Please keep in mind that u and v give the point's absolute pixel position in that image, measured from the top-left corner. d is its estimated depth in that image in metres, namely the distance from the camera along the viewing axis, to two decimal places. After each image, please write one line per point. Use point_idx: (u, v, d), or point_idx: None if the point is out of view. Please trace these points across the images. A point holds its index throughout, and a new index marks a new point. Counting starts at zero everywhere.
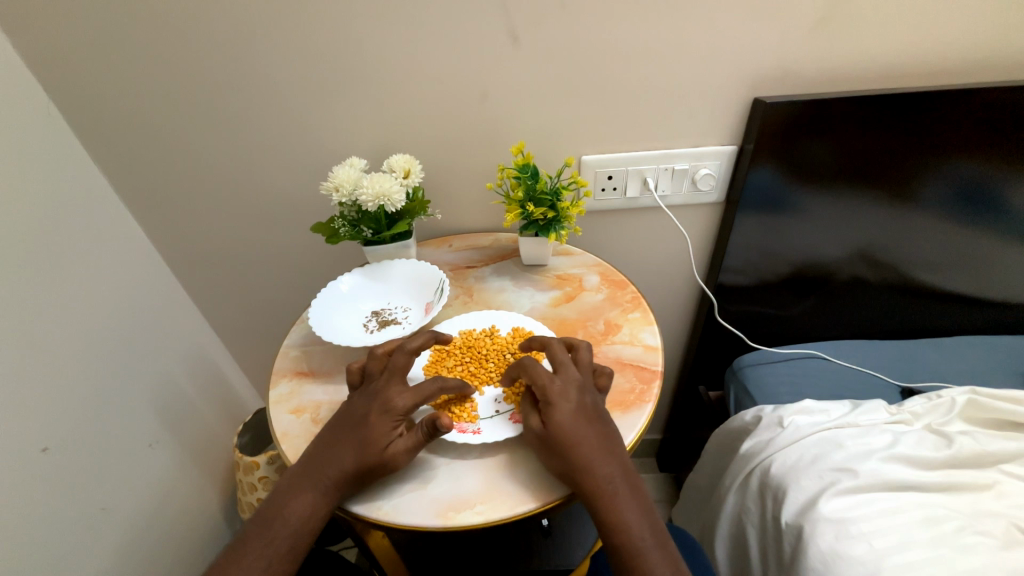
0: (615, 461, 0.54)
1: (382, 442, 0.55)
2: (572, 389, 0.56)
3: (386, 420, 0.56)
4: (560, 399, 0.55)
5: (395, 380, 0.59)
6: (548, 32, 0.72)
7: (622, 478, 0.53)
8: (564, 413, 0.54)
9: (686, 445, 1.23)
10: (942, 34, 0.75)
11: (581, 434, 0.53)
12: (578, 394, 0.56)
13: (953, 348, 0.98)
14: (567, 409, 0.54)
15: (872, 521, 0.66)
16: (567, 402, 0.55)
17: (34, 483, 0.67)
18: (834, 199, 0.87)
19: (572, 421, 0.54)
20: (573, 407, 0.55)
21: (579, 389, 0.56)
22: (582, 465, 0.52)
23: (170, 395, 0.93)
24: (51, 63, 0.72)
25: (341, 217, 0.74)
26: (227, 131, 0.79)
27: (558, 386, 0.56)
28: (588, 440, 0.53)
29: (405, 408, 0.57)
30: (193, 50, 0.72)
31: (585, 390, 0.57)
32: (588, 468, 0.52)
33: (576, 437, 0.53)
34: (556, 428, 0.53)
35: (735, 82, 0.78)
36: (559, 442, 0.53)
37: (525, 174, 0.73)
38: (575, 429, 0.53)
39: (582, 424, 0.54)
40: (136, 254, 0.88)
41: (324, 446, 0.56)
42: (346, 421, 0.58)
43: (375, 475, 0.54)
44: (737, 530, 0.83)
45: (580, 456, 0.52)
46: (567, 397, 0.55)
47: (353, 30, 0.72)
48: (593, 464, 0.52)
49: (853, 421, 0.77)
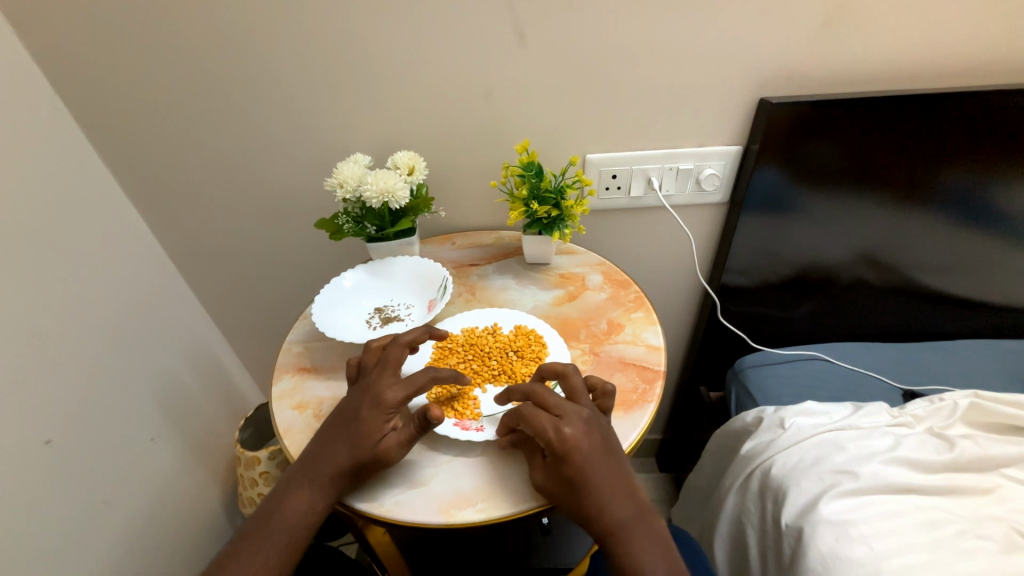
0: (631, 503, 0.53)
1: (378, 434, 0.55)
2: (581, 430, 0.53)
3: (379, 414, 0.56)
4: (573, 445, 0.52)
5: (387, 374, 0.59)
6: (552, 31, 0.72)
7: (637, 517, 0.53)
8: (580, 458, 0.52)
9: (686, 445, 1.23)
10: (948, 37, 0.75)
11: (598, 477, 0.52)
12: (587, 434, 0.53)
13: (956, 351, 0.98)
14: (581, 454, 0.52)
15: (872, 524, 0.66)
16: (580, 445, 0.52)
17: (33, 476, 0.67)
18: (837, 201, 0.87)
19: (589, 466, 0.52)
20: (586, 450, 0.53)
21: (587, 428, 0.54)
22: (597, 509, 0.52)
23: (173, 390, 0.93)
24: (56, 57, 0.72)
25: (345, 214, 0.74)
26: (231, 126, 0.79)
27: (568, 432, 0.53)
28: (603, 483, 0.52)
29: (398, 400, 0.57)
30: (197, 44, 0.72)
31: (592, 426, 0.55)
32: (603, 511, 0.52)
33: (595, 481, 0.52)
34: (571, 479, 0.52)
35: (741, 84, 0.78)
36: (577, 490, 0.51)
37: (529, 173, 0.73)
38: (593, 472, 0.52)
39: (598, 466, 0.52)
40: (139, 249, 0.89)
41: (318, 443, 0.57)
42: (341, 417, 0.58)
43: (372, 468, 0.55)
44: (737, 531, 0.83)
45: (596, 499, 0.52)
46: (579, 441, 0.53)
47: (358, 27, 0.71)
48: (608, 507, 0.52)
49: (855, 423, 0.77)
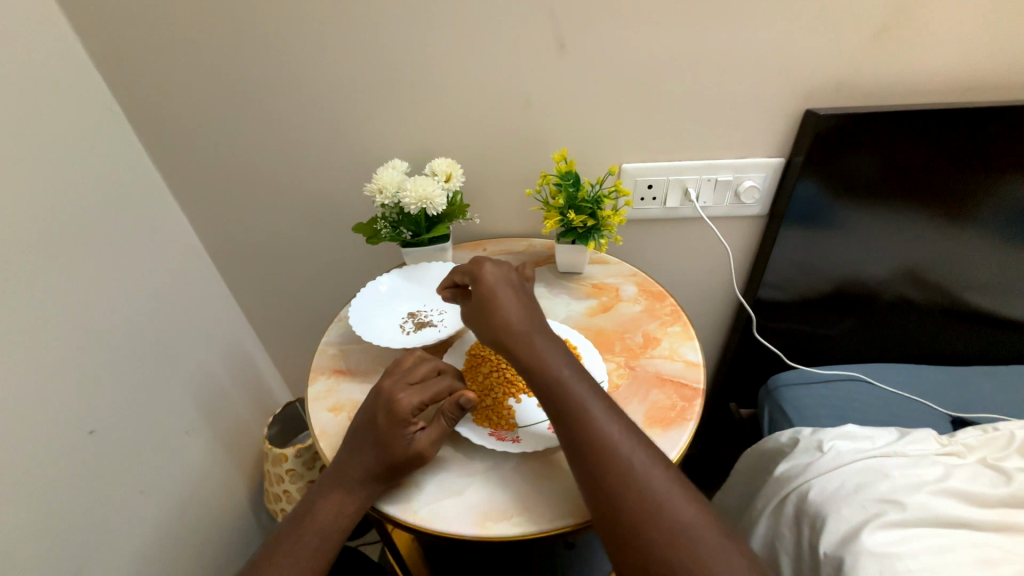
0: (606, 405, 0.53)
1: (399, 440, 0.55)
2: (500, 274, 0.61)
3: (396, 422, 0.56)
4: (488, 279, 0.60)
5: (402, 381, 0.59)
6: (593, 41, 0.72)
7: (574, 371, 0.55)
8: (494, 291, 0.59)
9: (714, 463, 1.20)
10: (1010, 48, 0.71)
11: (510, 311, 0.58)
12: (505, 278, 0.61)
13: (1011, 378, 0.93)
14: (495, 286, 0.59)
15: (921, 559, 0.62)
16: (494, 281, 0.60)
17: (77, 463, 0.69)
18: (885, 215, 0.84)
19: (502, 299, 0.58)
20: (501, 287, 0.60)
21: (505, 275, 0.61)
22: (515, 341, 0.56)
23: (208, 384, 0.96)
24: (117, 65, 0.76)
25: (382, 219, 0.75)
26: (274, 131, 0.82)
27: (486, 271, 0.61)
28: (519, 321, 0.57)
29: (412, 405, 0.57)
30: (246, 52, 0.75)
31: (510, 276, 0.62)
32: (527, 350, 0.55)
33: (508, 312, 0.57)
34: (486, 307, 0.58)
35: (786, 95, 0.76)
36: (491, 316, 0.58)
37: (566, 182, 0.73)
38: (505, 305, 0.58)
39: (513, 302, 0.58)
40: (182, 247, 0.92)
41: (344, 452, 0.57)
42: (360, 424, 0.58)
43: (400, 472, 0.55)
44: (769, 559, 0.78)
45: (516, 340, 0.56)
46: (493, 279, 0.60)
47: (400, 36, 0.73)
48: (532, 344, 0.55)
49: (900, 450, 0.74)
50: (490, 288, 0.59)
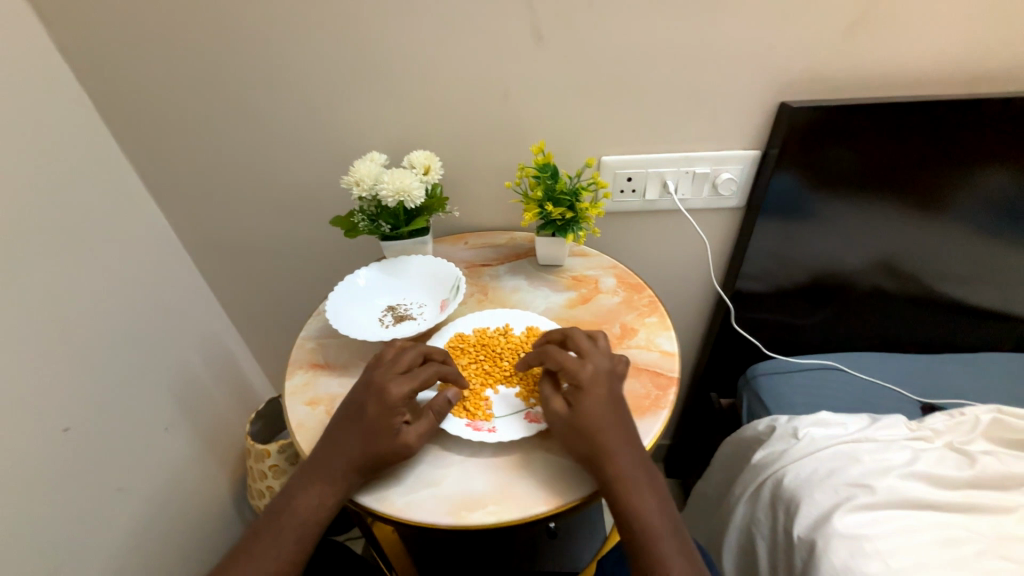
0: (633, 445, 0.54)
1: (388, 431, 0.55)
2: (600, 375, 0.56)
3: (385, 412, 0.56)
4: (590, 384, 0.55)
5: (391, 370, 0.59)
6: (571, 32, 0.71)
7: (640, 469, 0.54)
8: (593, 395, 0.55)
9: (695, 452, 1.22)
10: (977, 42, 0.73)
11: (607, 422, 0.54)
12: (605, 380, 0.56)
13: (978, 364, 0.96)
14: (596, 394, 0.55)
15: (888, 540, 0.64)
16: (597, 385, 0.56)
17: (50, 462, 0.68)
18: (859, 207, 0.85)
19: (599, 408, 0.55)
20: (600, 393, 0.55)
21: (606, 376, 0.57)
22: (604, 451, 0.53)
23: (187, 381, 0.95)
24: (82, 53, 0.73)
25: (360, 212, 0.74)
26: (249, 123, 0.80)
27: (587, 369, 0.56)
28: (611, 428, 0.54)
29: (402, 395, 0.56)
30: (218, 41, 0.73)
31: (610, 376, 0.57)
32: (607, 454, 0.53)
33: (604, 422, 0.54)
34: (582, 414, 0.54)
35: (762, 87, 0.77)
36: (588, 424, 0.54)
37: (544, 174, 0.73)
38: (602, 413, 0.54)
39: (608, 410, 0.55)
40: (157, 242, 0.90)
41: (329, 442, 0.57)
42: (349, 413, 0.58)
43: (388, 462, 0.55)
44: (747, 541, 0.82)
45: (603, 444, 0.53)
46: (596, 381, 0.56)
47: (376, 26, 0.72)
48: (615, 452, 0.53)
49: (871, 436, 0.75)
50: (591, 395, 0.55)
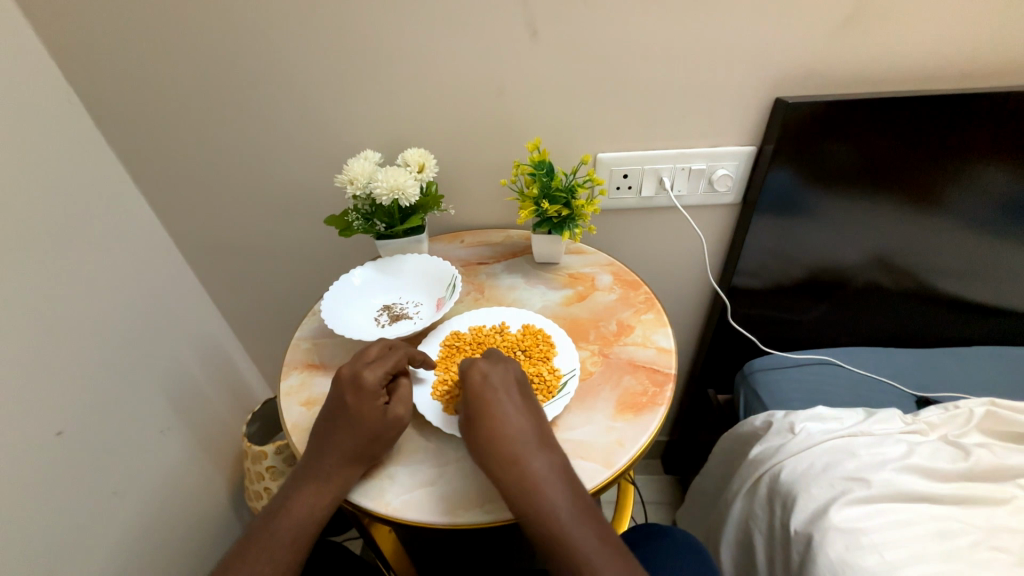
0: (525, 435, 0.54)
1: (373, 415, 0.56)
2: (489, 373, 0.57)
3: (365, 399, 0.57)
4: (472, 384, 0.56)
5: (359, 361, 0.60)
6: (566, 28, 0.71)
7: (534, 456, 0.52)
8: (475, 394, 0.55)
9: (692, 448, 1.22)
10: (972, 36, 0.73)
11: (492, 415, 0.54)
12: (494, 377, 0.57)
13: (971, 358, 0.96)
14: (478, 393, 0.55)
15: (883, 532, 0.65)
16: (481, 385, 0.56)
17: (43, 465, 0.67)
18: (852, 203, 0.86)
19: (482, 404, 0.54)
20: (484, 390, 0.55)
21: (496, 373, 0.57)
22: (488, 444, 0.53)
23: (181, 383, 0.94)
24: (69, 50, 0.72)
25: (355, 211, 0.74)
26: (242, 122, 0.80)
27: (473, 371, 0.57)
28: (499, 420, 0.54)
29: (378, 379, 0.58)
30: (208, 38, 0.72)
31: (505, 373, 0.58)
32: (492, 446, 0.53)
33: (489, 416, 0.54)
34: (468, 414, 0.55)
35: (758, 83, 0.77)
36: (472, 424, 0.54)
37: (540, 172, 0.72)
38: (488, 407, 0.54)
39: (498, 403, 0.55)
40: (150, 242, 0.89)
41: (317, 441, 0.57)
42: (328, 410, 0.58)
43: (382, 443, 0.56)
44: (745, 535, 0.82)
45: (488, 436, 0.53)
46: (480, 381, 0.56)
47: (370, 23, 0.71)
48: (500, 443, 0.53)
49: (866, 430, 0.76)
50: (476, 396, 0.55)
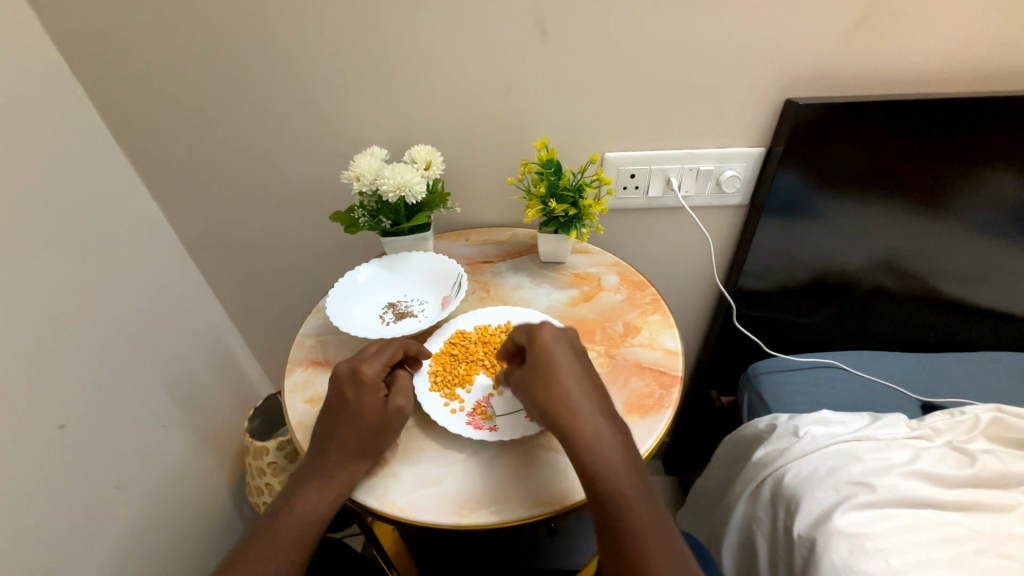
0: (597, 397, 0.54)
1: (374, 409, 0.57)
2: (561, 337, 0.58)
3: (365, 393, 0.57)
4: (546, 344, 0.57)
5: (357, 357, 0.60)
6: (575, 25, 0.70)
7: (606, 417, 0.53)
8: (545, 353, 0.56)
9: (694, 449, 1.22)
10: (987, 38, 0.72)
11: (565, 373, 0.55)
12: (567, 340, 0.58)
13: (977, 363, 0.96)
14: (555, 351, 0.56)
15: (888, 538, 0.64)
16: (558, 345, 0.57)
17: (45, 459, 0.67)
18: (860, 205, 0.85)
19: (559, 361, 0.55)
20: (559, 350, 0.56)
21: (567, 338, 0.59)
22: (556, 399, 0.53)
23: (183, 378, 0.94)
24: (74, 42, 0.71)
25: (361, 207, 0.74)
26: (248, 116, 0.79)
27: (545, 333, 0.58)
28: (570, 378, 0.55)
29: (377, 373, 0.58)
30: (214, 31, 0.71)
31: (574, 339, 0.59)
32: (565, 402, 0.53)
33: (561, 373, 0.54)
34: (536, 371, 0.55)
35: (768, 84, 0.76)
36: (541, 381, 0.55)
37: (547, 170, 0.72)
38: (560, 367, 0.55)
39: (570, 364, 0.56)
40: (154, 237, 0.89)
41: (317, 440, 0.57)
42: (327, 408, 0.58)
43: (383, 437, 0.56)
44: (747, 538, 0.82)
45: (560, 392, 0.53)
46: (554, 342, 0.57)
47: (378, 18, 0.70)
48: (575, 400, 0.53)
49: (871, 434, 0.76)
50: (549, 353, 0.56)
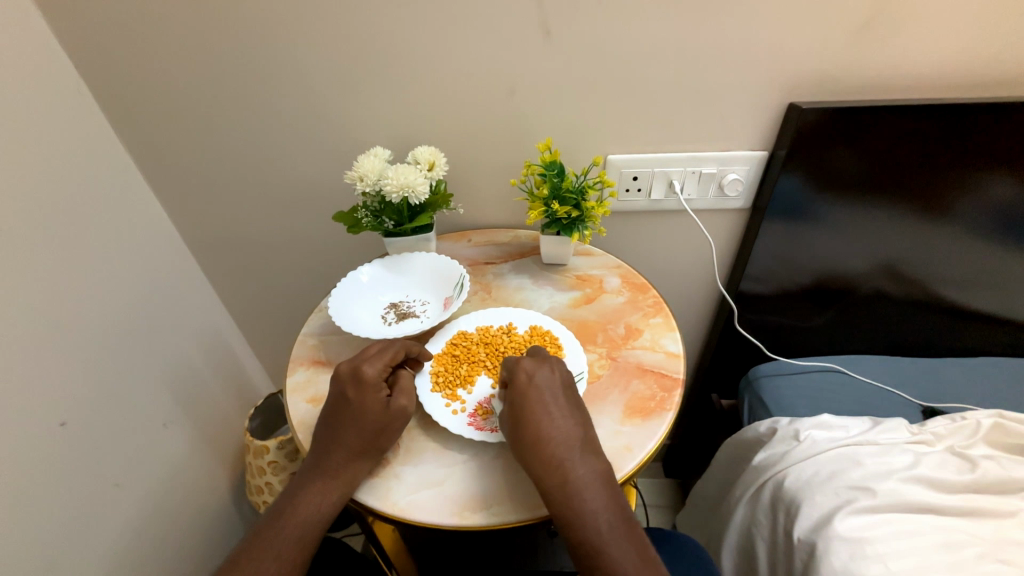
0: (573, 439, 0.54)
1: (376, 408, 0.57)
2: (537, 373, 0.57)
3: (367, 392, 0.57)
4: (523, 381, 0.56)
5: (359, 356, 0.60)
6: (579, 28, 0.71)
7: (582, 459, 0.53)
8: (520, 392, 0.56)
9: (694, 452, 1.22)
10: (990, 44, 0.72)
11: (541, 413, 0.54)
12: (544, 376, 0.57)
13: (978, 369, 0.96)
14: (529, 390, 0.56)
15: (889, 543, 0.64)
16: (534, 382, 0.56)
17: (46, 456, 0.67)
18: (862, 210, 0.85)
19: (533, 401, 0.55)
20: (534, 388, 0.56)
21: (544, 373, 0.58)
22: (532, 443, 0.53)
23: (185, 376, 0.94)
24: (80, 40, 0.72)
25: (364, 208, 0.74)
26: (252, 116, 0.79)
27: (523, 368, 0.57)
28: (546, 420, 0.54)
29: (378, 373, 0.59)
30: (219, 31, 0.71)
31: (553, 373, 0.58)
32: (539, 446, 0.53)
33: (536, 415, 0.54)
34: (512, 412, 0.55)
35: (772, 87, 0.76)
36: (518, 421, 0.54)
37: (551, 172, 0.72)
38: (535, 406, 0.55)
39: (546, 403, 0.55)
40: (156, 235, 0.89)
41: (320, 439, 0.57)
42: (329, 407, 0.58)
43: (386, 436, 0.57)
44: (747, 542, 0.82)
45: (534, 436, 0.53)
46: (530, 379, 0.57)
47: (383, 19, 0.71)
48: (547, 443, 0.53)
49: (872, 439, 0.75)
50: (524, 393, 0.55)
